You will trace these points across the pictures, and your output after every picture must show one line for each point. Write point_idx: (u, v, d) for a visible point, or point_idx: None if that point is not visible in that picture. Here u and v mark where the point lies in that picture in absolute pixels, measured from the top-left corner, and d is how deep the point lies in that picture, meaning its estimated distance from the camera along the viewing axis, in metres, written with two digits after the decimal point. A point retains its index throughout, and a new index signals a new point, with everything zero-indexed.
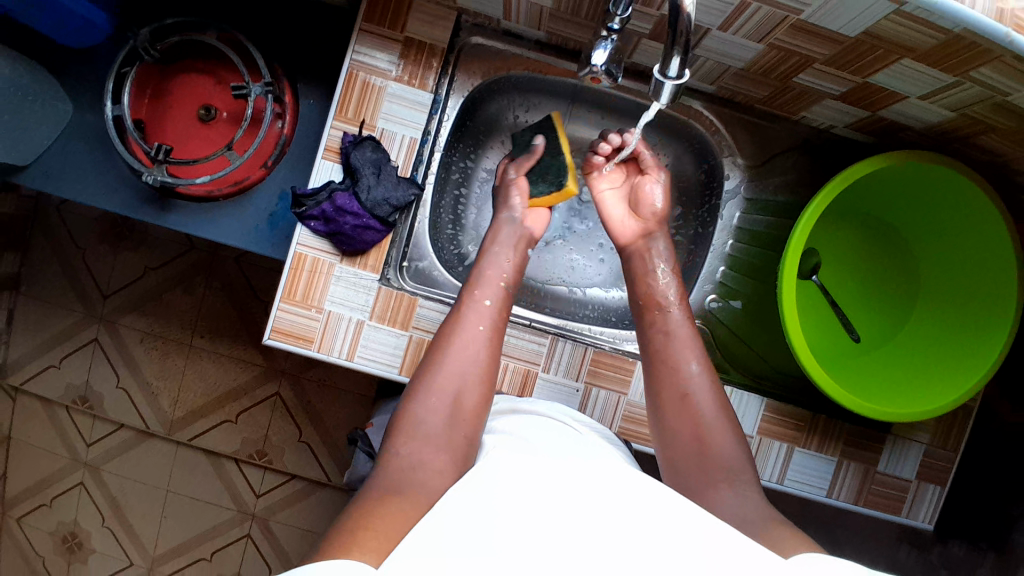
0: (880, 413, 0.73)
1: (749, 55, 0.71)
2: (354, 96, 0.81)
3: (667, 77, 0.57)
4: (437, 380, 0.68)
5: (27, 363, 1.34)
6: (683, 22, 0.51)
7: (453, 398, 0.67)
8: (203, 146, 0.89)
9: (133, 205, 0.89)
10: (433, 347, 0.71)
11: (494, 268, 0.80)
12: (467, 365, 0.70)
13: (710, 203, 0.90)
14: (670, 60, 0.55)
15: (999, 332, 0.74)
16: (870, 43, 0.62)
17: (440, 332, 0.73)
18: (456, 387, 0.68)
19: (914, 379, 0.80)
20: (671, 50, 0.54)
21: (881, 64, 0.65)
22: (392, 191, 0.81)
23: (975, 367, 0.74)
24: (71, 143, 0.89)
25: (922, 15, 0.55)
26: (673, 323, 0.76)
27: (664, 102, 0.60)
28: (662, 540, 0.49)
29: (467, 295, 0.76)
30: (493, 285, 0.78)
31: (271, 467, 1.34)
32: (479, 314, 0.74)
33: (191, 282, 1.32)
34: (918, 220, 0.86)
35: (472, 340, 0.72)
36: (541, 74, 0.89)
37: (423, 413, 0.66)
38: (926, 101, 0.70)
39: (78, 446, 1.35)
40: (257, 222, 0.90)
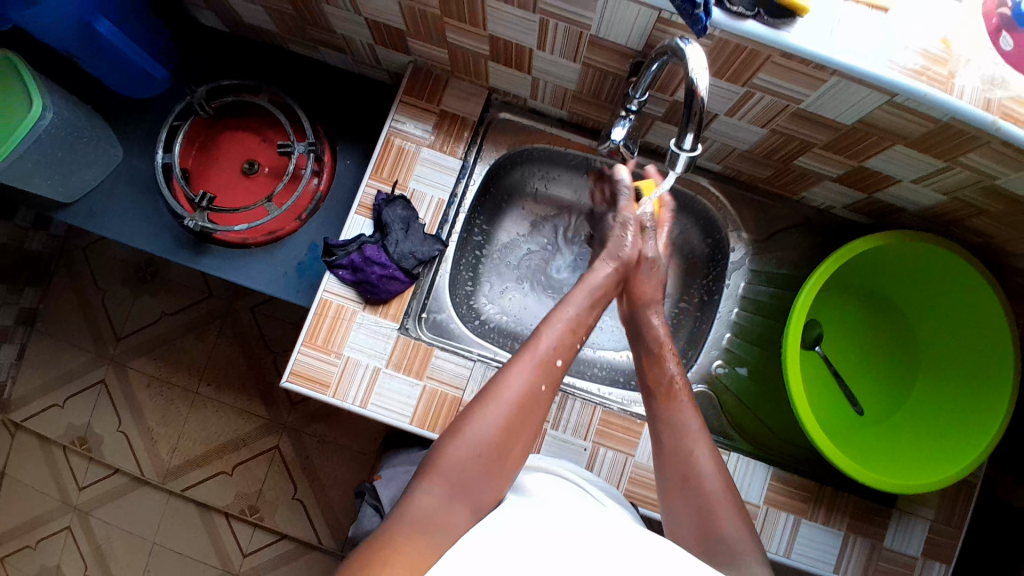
0: (889, 485, 0.74)
1: (753, 139, 0.78)
2: (390, 160, 0.88)
3: (682, 149, 0.63)
4: (489, 422, 0.66)
5: (32, 400, 1.34)
6: (697, 104, 0.57)
7: (498, 444, 0.65)
8: (242, 197, 0.95)
9: (170, 247, 0.94)
10: (487, 390, 0.69)
11: (560, 327, 0.75)
12: (520, 415, 0.68)
13: (715, 273, 0.94)
14: (685, 134, 0.61)
15: (1001, 405, 0.77)
16: (866, 131, 0.69)
17: (499, 378, 0.70)
18: (504, 437, 0.66)
19: (924, 449, 0.82)
20: (686, 127, 0.60)
21: (876, 150, 0.72)
22: (418, 246, 0.86)
23: (983, 430, 0.77)
24: (117, 186, 0.95)
25: (912, 105, 0.62)
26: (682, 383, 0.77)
27: (678, 170, 0.65)
28: None
29: (535, 347, 0.73)
30: (563, 343, 0.75)
31: (261, 524, 1.32)
32: (541, 368, 0.71)
33: (205, 330, 1.35)
34: (924, 305, 0.89)
35: (529, 395, 0.69)
36: (562, 148, 0.95)
37: (463, 452, 0.64)
38: (919, 185, 0.76)
39: (69, 488, 1.32)
40: (286, 270, 0.94)
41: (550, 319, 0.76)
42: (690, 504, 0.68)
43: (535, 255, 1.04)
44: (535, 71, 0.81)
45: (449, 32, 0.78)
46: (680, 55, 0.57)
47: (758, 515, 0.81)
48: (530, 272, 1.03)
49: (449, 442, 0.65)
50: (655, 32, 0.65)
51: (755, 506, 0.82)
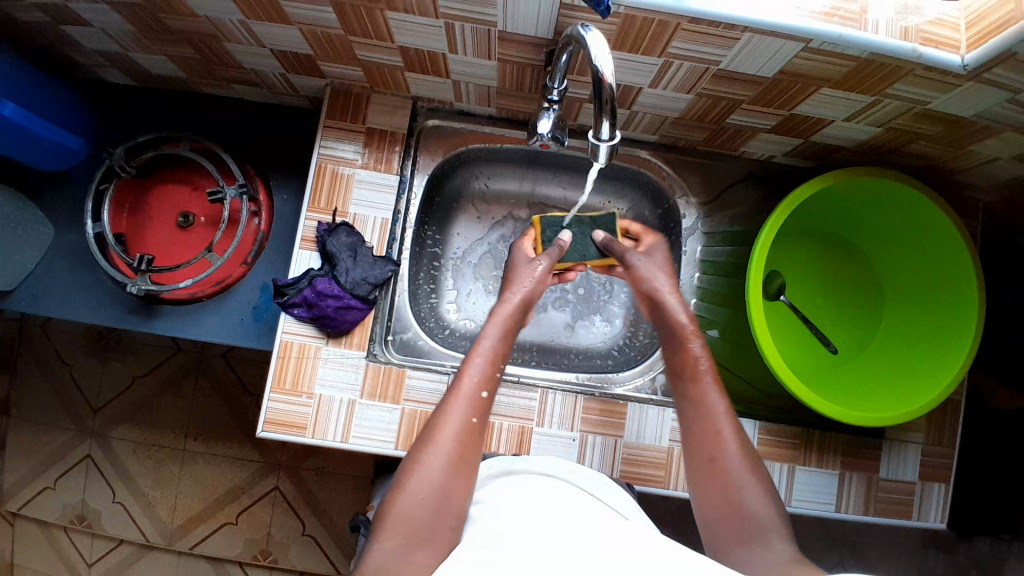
0: (869, 420, 0.75)
1: (681, 105, 0.77)
2: (325, 186, 0.85)
3: (602, 140, 0.61)
4: (428, 469, 0.62)
5: (22, 488, 1.32)
6: (607, 92, 0.56)
7: (448, 488, 0.62)
8: (182, 251, 0.92)
9: (120, 316, 0.91)
10: (422, 437, 0.65)
11: (481, 360, 0.72)
12: (459, 455, 0.64)
13: (672, 241, 0.93)
14: (601, 123, 0.59)
15: (969, 319, 0.78)
16: (790, 80, 0.68)
17: (432, 422, 0.67)
18: (447, 480, 0.62)
19: (899, 380, 0.83)
20: (601, 115, 0.58)
21: (804, 95, 0.71)
22: (370, 270, 0.85)
23: (954, 356, 0.77)
24: (54, 263, 0.92)
25: (829, 47, 0.61)
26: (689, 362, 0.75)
27: (601, 161, 0.64)
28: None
29: (459, 383, 0.69)
30: (486, 372, 0.71)
31: (277, 566, 1.31)
32: (469, 403, 0.68)
33: (182, 386, 1.33)
34: (879, 228, 0.89)
35: (463, 432, 0.66)
36: (498, 145, 0.93)
37: (409, 505, 0.60)
38: (852, 122, 0.76)
39: (79, 566, 1.31)
40: (241, 317, 0.92)
41: (470, 351, 0.72)
42: (710, 502, 0.66)
43: (490, 257, 1.02)
44: (453, 74, 0.79)
45: (358, 50, 0.75)
46: (582, 43, 0.56)
47: None
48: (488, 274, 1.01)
49: (394, 499, 0.61)
50: (561, 18, 0.63)
51: None
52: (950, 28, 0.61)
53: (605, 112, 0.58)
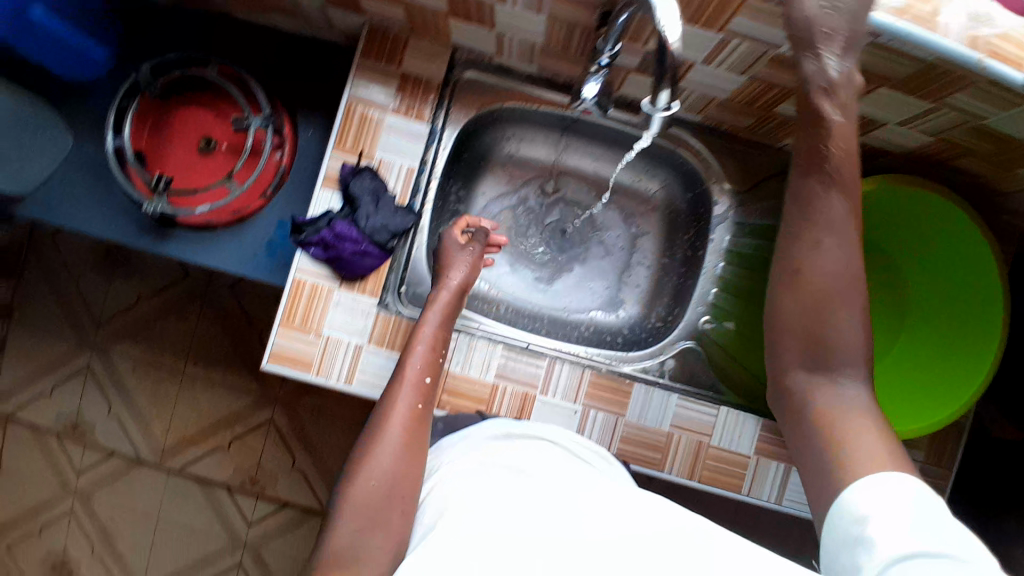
0: None
1: (732, 87, 0.74)
2: (353, 128, 0.83)
3: (656, 109, 0.60)
4: (380, 457, 0.63)
5: (18, 392, 1.33)
6: (670, 60, 0.55)
7: (400, 476, 0.63)
8: (201, 176, 0.90)
9: (133, 235, 0.90)
10: (372, 426, 0.67)
11: (424, 346, 0.74)
12: (408, 442, 0.66)
13: (699, 226, 0.92)
14: (658, 93, 0.58)
15: (979, 374, 0.78)
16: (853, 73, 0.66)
17: (381, 410, 0.68)
18: (399, 466, 0.63)
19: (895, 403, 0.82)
20: (660, 84, 0.57)
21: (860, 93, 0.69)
22: (390, 218, 0.83)
23: (952, 400, 0.79)
24: (70, 173, 0.90)
25: (897, 44, 0.59)
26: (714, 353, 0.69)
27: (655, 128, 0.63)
28: (653, 551, 0.50)
29: (404, 370, 0.72)
30: (428, 358, 0.74)
31: (263, 494, 1.34)
32: (414, 390, 0.71)
33: (186, 311, 1.34)
34: (931, 266, 0.86)
35: (409, 417, 0.68)
36: (535, 105, 0.90)
37: (364, 493, 0.61)
38: (905, 127, 0.74)
39: (67, 471, 1.33)
40: (256, 251, 0.91)
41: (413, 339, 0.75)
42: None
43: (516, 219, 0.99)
44: (499, 27, 0.76)
45: None
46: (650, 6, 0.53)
47: (749, 468, 0.83)
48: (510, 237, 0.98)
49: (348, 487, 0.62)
50: None
51: (746, 458, 0.83)
52: (1015, 45, 0.58)
53: (663, 83, 0.57)
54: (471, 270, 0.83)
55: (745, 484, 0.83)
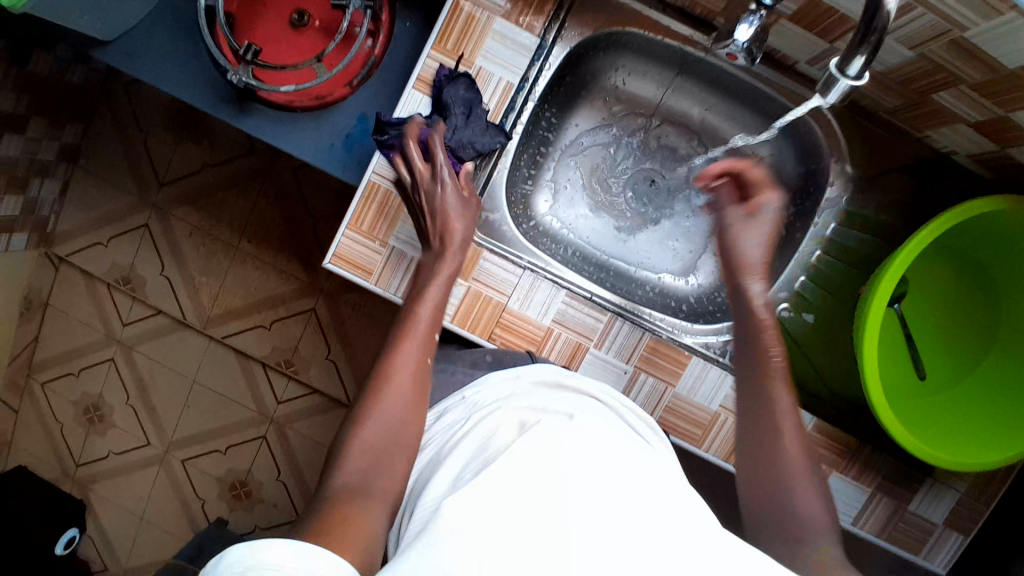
0: (926, 455, 0.69)
1: (893, 60, 0.67)
2: (457, 26, 0.77)
3: (845, 76, 0.52)
4: (380, 412, 0.58)
5: (77, 236, 1.37)
6: (881, 18, 0.46)
7: (399, 431, 0.58)
8: (288, 52, 0.85)
9: (210, 101, 0.87)
10: (373, 377, 0.61)
11: (430, 306, 0.68)
12: (411, 397, 0.61)
13: (805, 204, 0.83)
14: (853, 58, 0.50)
15: None
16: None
17: (381, 363, 0.62)
18: (400, 420, 0.59)
19: (972, 434, 0.74)
20: (858, 49, 0.49)
21: None
22: (479, 135, 0.78)
23: None
24: (155, 26, 0.87)
25: None
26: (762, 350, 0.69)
27: (833, 96, 0.55)
28: (722, 538, 0.43)
29: (405, 324, 0.66)
30: (434, 308, 0.69)
31: (295, 377, 1.38)
32: (419, 342, 0.65)
33: (248, 187, 1.34)
34: None
35: (414, 369, 0.63)
36: (657, 37, 0.81)
37: (366, 442, 0.57)
38: None
39: (113, 323, 1.40)
40: (332, 141, 0.88)
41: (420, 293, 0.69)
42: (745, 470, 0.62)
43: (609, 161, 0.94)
44: None
45: None
46: None
47: None
48: (601, 179, 0.94)
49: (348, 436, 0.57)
50: None
51: None
52: None
53: (865, 46, 0.48)
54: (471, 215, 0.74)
55: None
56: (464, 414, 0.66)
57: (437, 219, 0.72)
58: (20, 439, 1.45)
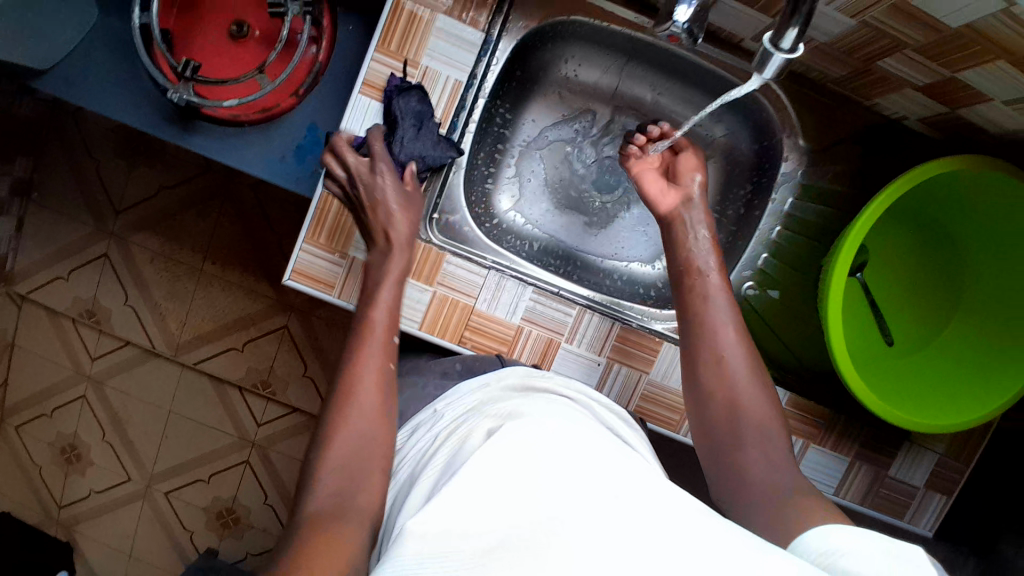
0: (894, 417, 0.70)
1: (836, 30, 0.66)
2: (400, 27, 0.75)
3: (778, 49, 0.52)
4: (353, 422, 0.61)
5: (36, 273, 1.33)
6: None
7: (371, 437, 0.61)
8: (230, 67, 0.84)
9: (156, 123, 0.85)
10: (339, 388, 0.63)
11: (384, 310, 0.69)
12: (378, 400, 0.63)
13: (758, 181, 0.83)
14: (786, 29, 0.50)
15: None
16: (970, 37, 0.58)
17: (344, 377, 0.64)
18: (376, 422, 0.61)
19: (932, 392, 0.76)
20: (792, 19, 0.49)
21: (975, 61, 0.61)
22: (429, 149, 0.77)
23: (999, 391, 0.71)
24: (93, 51, 0.84)
25: None
26: (705, 288, 0.70)
27: (767, 75, 0.55)
28: (678, 519, 0.43)
29: (362, 339, 0.67)
30: (386, 311, 0.70)
31: (274, 398, 1.36)
32: (380, 348, 0.67)
33: (206, 207, 1.32)
34: (997, 249, 0.76)
35: (380, 372, 0.65)
36: (603, 23, 0.80)
37: (338, 453, 0.59)
38: (1011, 107, 0.66)
39: (82, 359, 1.36)
40: (284, 154, 0.86)
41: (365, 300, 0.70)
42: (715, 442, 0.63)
43: (566, 155, 0.92)
44: None
45: None
46: None
47: None
48: (558, 172, 0.93)
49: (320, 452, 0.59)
50: None
51: None
52: None
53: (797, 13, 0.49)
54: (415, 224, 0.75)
55: None
56: (435, 425, 0.65)
57: (377, 211, 0.73)
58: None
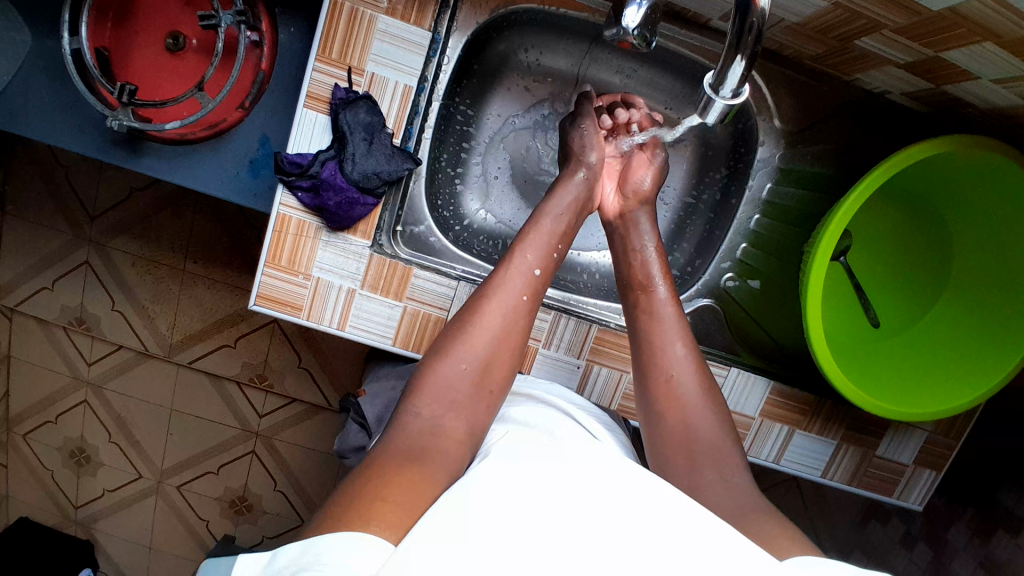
0: (880, 409, 0.68)
1: (807, 11, 0.61)
2: (339, 32, 0.70)
3: (719, 95, 0.50)
4: (474, 340, 0.62)
5: (20, 284, 1.32)
6: (756, 16, 0.45)
7: (483, 376, 0.62)
8: (171, 83, 0.79)
9: (102, 147, 0.81)
10: (467, 309, 0.65)
11: (539, 252, 0.69)
12: (506, 333, 0.64)
13: (737, 168, 0.81)
14: (732, 64, 0.47)
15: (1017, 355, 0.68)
16: (950, 20, 0.54)
17: (479, 298, 0.65)
18: (491, 358, 0.63)
19: (917, 379, 0.74)
20: (735, 53, 0.47)
21: (955, 43, 0.57)
22: (383, 163, 0.73)
23: (989, 375, 0.69)
24: (27, 76, 0.80)
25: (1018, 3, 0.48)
26: (649, 304, 0.70)
27: (709, 120, 0.53)
28: (674, 542, 0.45)
29: (499, 275, 0.66)
30: (543, 251, 0.69)
31: (272, 390, 1.37)
32: (522, 280, 0.66)
33: (182, 206, 1.29)
34: (997, 226, 0.72)
35: (512, 316, 0.64)
36: (556, 9, 0.76)
37: (452, 374, 0.61)
38: (998, 85, 0.61)
39: (79, 365, 1.37)
40: (238, 168, 0.82)
41: (528, 228, 0.70)
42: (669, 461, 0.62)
43: (532, 145, 0.88)
44: None
45: None
46: None
47: (752, 427, 0.78)
48: (525, 164, 0.89)
49: (435, 364, 0.62)
50: None
51: (749, 419, 0.78)
52: None
53: (741, 52, 0.46)
54: (580, 199, 0.73)
55: (751, 446, 0.78)
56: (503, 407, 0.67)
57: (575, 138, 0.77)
58: (14, 491, 1.46)
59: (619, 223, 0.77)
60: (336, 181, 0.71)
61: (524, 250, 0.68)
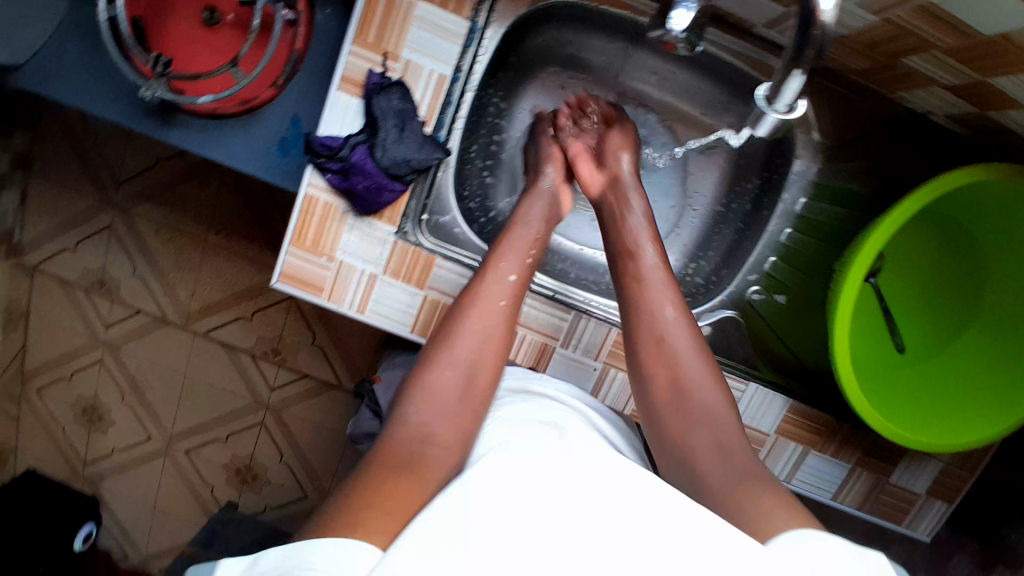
0: (902, 436, 0.68)
1: (856, 25, 0.59)
2: (377, 17, 0.69)
3: (775, 107, 0.50)
4: (458, 346, 0.63)
5: (44, 244, 1.34)
6: (817, 31, 0.43)
7: (470, 383, 0.61)
8: (205, 56, 0.79)
9: (134, 117, 0.81)
10: (450, 317, 0.65)
11: (517, 258, 0.70)
12: (486, 338, 0.64)
13: (771, 177, 0.80)
14: (790, 79, 0.47)
15: None
16: (1001, 45, 0.52)
17: (460, 305, 0.66)
18: (475, 364, 0.63)
19: (939, 408, 0.73)
20: (795, 67, 0.46)
21: (1006, 68, 0.54)
22: (414, 151, 0.72)
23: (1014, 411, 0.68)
24: (65, 42, 0.80)
25: None
26: (637, 270, 0.69)
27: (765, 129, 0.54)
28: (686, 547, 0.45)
29: (479, 279, 0.67)
30: (520, 255, 0.70)
31: (284, 365, 1.38)
32: (500, 285, 0.67)
33: (207, 177, 1.29)
34: None
35: (492, 323, 0.65)
36: (599, 6, 0.75)
37: (439, 380, 0.60)
38: None
39: (97, 327, 1.39)
40: (267, 145, 0.82)
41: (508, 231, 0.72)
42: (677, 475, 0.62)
43: None
44: None
45: None
46: None
47: (765, 443, 0.77)
48: None
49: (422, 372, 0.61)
50: None
51: (765, 435, 0.77)
52: None
53: (800, 66, 0.46)
54: (548, 208, 0.76)
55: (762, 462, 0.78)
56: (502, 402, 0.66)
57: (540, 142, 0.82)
58: (26, 445, 1.49)
59: (605, 197, 0.78)
60: (365, 166, 0.70)
61: (501, 255, 0.70)
